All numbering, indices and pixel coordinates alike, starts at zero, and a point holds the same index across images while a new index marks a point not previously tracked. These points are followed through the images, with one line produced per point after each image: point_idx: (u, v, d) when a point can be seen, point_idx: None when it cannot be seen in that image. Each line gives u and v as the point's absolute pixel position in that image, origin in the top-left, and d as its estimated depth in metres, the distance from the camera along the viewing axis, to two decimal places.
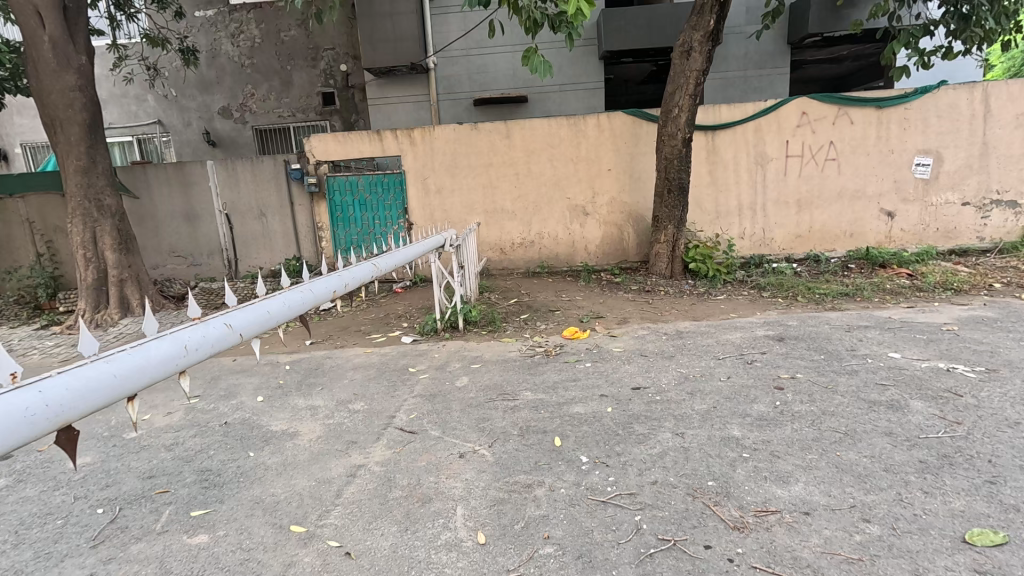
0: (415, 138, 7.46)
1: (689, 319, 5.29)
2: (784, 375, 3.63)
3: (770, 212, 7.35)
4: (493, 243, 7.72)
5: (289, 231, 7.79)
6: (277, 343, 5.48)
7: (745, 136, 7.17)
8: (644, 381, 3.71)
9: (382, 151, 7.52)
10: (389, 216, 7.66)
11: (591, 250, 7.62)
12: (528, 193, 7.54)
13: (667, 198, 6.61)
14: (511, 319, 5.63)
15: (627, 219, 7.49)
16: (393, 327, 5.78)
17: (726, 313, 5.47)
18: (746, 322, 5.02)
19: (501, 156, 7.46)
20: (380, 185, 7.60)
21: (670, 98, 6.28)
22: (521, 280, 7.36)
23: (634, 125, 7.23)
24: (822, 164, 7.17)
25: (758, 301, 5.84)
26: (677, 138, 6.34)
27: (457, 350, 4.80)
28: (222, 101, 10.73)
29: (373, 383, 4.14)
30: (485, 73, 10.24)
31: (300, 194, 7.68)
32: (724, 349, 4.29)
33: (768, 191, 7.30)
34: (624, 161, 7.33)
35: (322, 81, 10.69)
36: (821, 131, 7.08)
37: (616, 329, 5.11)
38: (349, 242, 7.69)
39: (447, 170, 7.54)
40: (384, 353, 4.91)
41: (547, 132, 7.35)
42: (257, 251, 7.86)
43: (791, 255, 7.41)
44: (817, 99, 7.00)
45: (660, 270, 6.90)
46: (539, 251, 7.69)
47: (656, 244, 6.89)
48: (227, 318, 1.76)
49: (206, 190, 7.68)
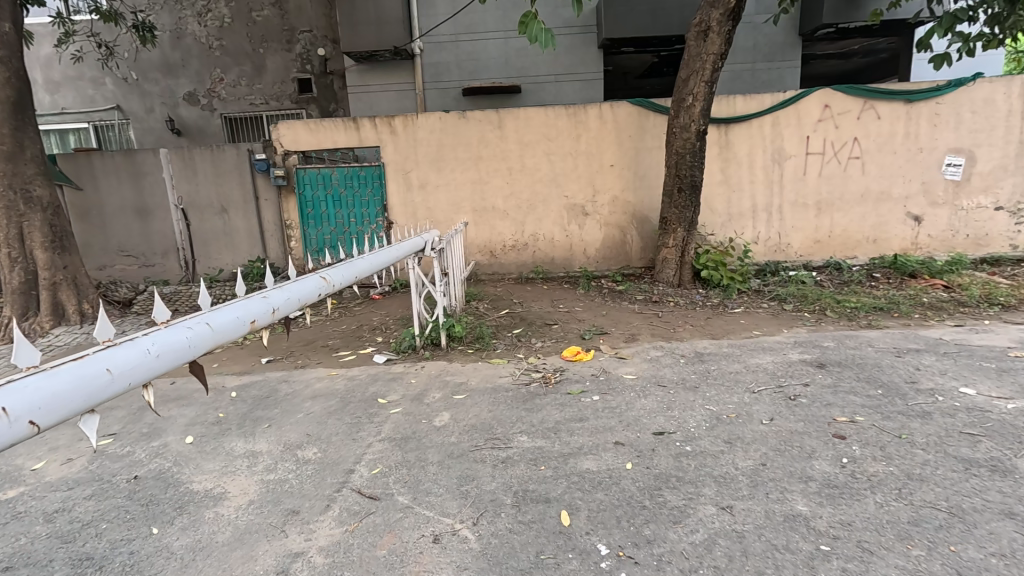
0: (396, 126, 6.68)
1: (707, 338, 4.59)
2: (842, 417, 2.94)
3: (788, 215, 6.69)
4: (482, 245, 6.97)
5: (254, 229, 6.97)
6: (228, 361, 4.69)
7: (761, 131, 6.50)
8: (668, 424, 3.00)
9: (358, 141, 6.72)
10: (367, 214, 6.88)
11: (590, 254, 6.91)
12: (521, 191, 6.81)
13: (677, 197, 5.91)
14: (502, 335, 4.89)
15: (630, 220, 6.79)
16: (366, 342, 5.02)
17: (747, 329, 4.79)
18: (774, 343, 4.33)
19: (493, 149, 6.72)
20: (357, 179, 6.81)
21: (683, 86, 5.57)
22: (513, 287, 6.63)
23: (640, 117, 6.53)
24: (844, 163, 6.53)
25: (781, 316, 5.17)
26: (690, 130, 5.64)
27: (437, 374, 4.05)
28: (188, 86, 9.87)
29: (332, 419, 3.37)
30: (475, 60, 9.48)
31: (266, 187, 6.86)
32: (758, 378, 3.59)
33: (786, 191, 6.63)
34: (628, 157, 6.63)
35: (298, 66, 9.85)
36: (845, 126, 6.44)
37: (624, 348, 4.39)
38: (321, 242, 6.90)
39: (431, 163, 6.77)
40: (351, 377, 4.14)
41: (544, 123, 6.62)
42: (217, 251, 7.02)
43: (810, 262, 6.76)
44: (842, 91, 6.34)
45: (667, 278, 6.21)
46: (532, 254, 6.96)
47: (663, 248, 6.21)
48: (13, 392, 1.05)
49: (159, 181, 6.83)
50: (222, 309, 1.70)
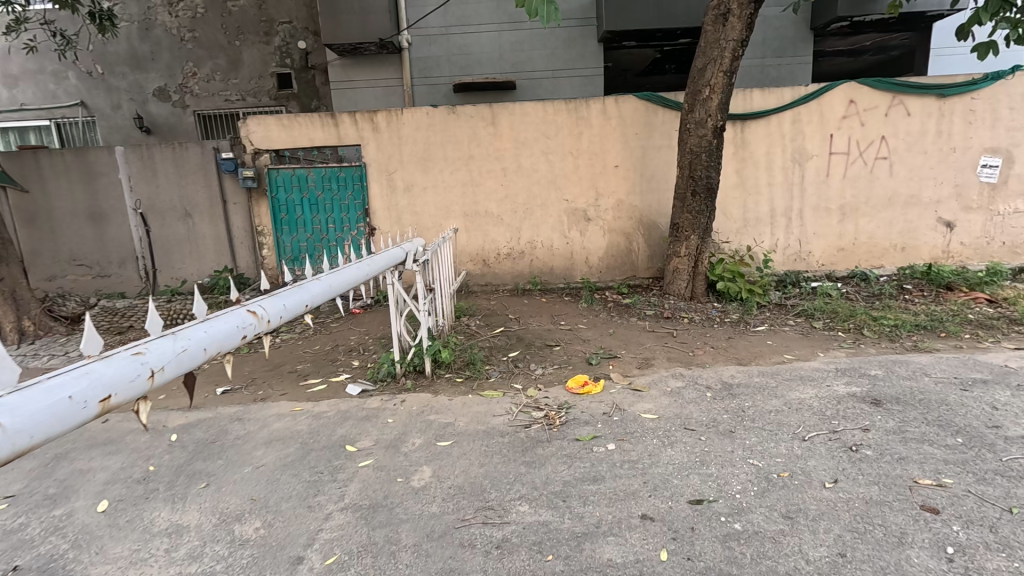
0: (379, 122, 6.05)
1: (733, 364, 3.98)
2: (924, 479, 2.34)
3: (808, 221, 6.12)
4: (474, 253, 6.34)
5: (221, 236, 6.29)
6: (177, 392, 4.03)
7: (780, 129, 5.93)
8: (705, 488, 2.39)
9: (337, 138, 6.07)
10: (346, 219, 6.23)
11: (592, 263, 6.30)
12: (516, 194, 6.19)
13: (690, 201, 5.32)
14: (496, 359, 4.27)
15: (636, 226, 6.19)
16: (340, 368, 4.38)
17: (777, 352, 4.18)
18: (812, 371, 3.73)
19: (486, 148, 6.10)
20: (335, 181, 6.15)
21: (699, 76, 4.99)
22: (508, 300, 6.02)
23: (648, 112, 5.93)
24: (870, 164, 5.96)
25: (813, 336, 4.57)
26: (706, 126, 5.04)
27: (420, 411, 3.42)
28: (158, 81, 9.20)
29: (286, 475, 2.73)
30: (467, 55, 8.87)
31: (234, 190, 6.20)
32: (805, 420, 2.98)
33: (807, 195, 6.06)
34: (634, 157, 6.03)
35: (277, 60, 9.19)
36: (872, 123, 5.87)
37: (638, 377, 3.77)
38: (296, 250, 6.26)
39: (418, 163, 6.14)
40: (318, 414, 3.50)
41: (542, 119, 6.01)
42: (181, 259, 6.34)
43: (833, 272, 6.19)
44: (869, 85, 5.78)
45: (678, 290, 5.62)
46: (530, 263, 6.34)
47: (673, 257, 5.61)
48: None
49: (115, 182, 6.15)
50: (23, 395, 1.08)
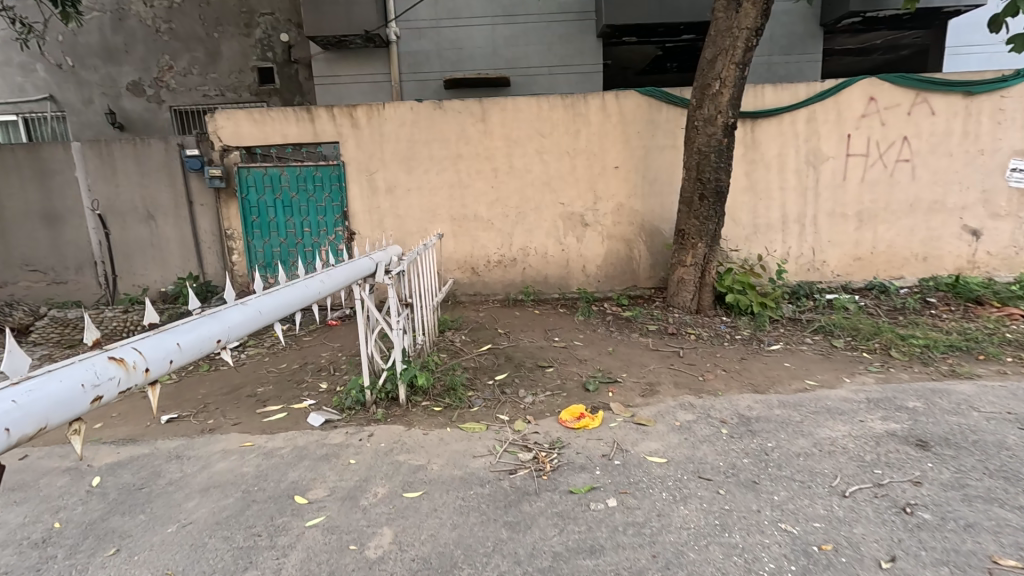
0: (359, 118, 5.56)
1: (748, 392, 3.50)
2: (1006, 559, 1.87)
3: (823, 227, 5.67)
4: (462, 260, 5.85)
5: (187, 239, 5.79)
6: (116, 420, 3.54)
7: (793, 129, 5.48)
8: (729, 566, 1.92)
9: (313, 135, 5.59)
10: (323, 222, 5.75)
11: (590, 271, 5.83)
12: (508, 196, 5.72)
13: (697, 205, 4.85)
14: (480, 383, 3.78)
15: (637, 232, 5.73)
16: (305, 391, 3.89)
17: (797, 377, 3.71)
18: (840, 402, 3.26)
19: (474, 147, 5.63)
20: (311, 181, 5.66)
21: (709, 68, 4.52)
22: (498, 312, 5.54)
23: (650, 109, 5.47)
24: (891, 167, 5.51)
25: (834, 356, 4.10)
26: (716, 124, 4.57)
27: (388, 451, 2.94)
28: (132, 74, 8.71)
29: (216, 538, 2.24)
30: (459, 49, 8.41)
31: (201, 190, 5.70)
32: (841, 468, 2.51)
33: (822, 199, 5.61)
34: (635, 157, 5.57)
35: (258, 54, 8.70)
36: (893, 123, 5.42)
37: (641, 409, 3.29)
38: (268, 255, 5.77)
39: (402, 163, 5.66)
40: (270, 452, 3.01)
41: (536, 116, 5.54)
42: (143, 265, 5.84)
43: (849, 283, 5.73)
44: (890, 81, 5.33)
45: (684, 303, 5.17)
46: (522, 271, 5.86)
47: (678, 267, 5.15)
48: None
49: (71, 181, 5.66)
50: None
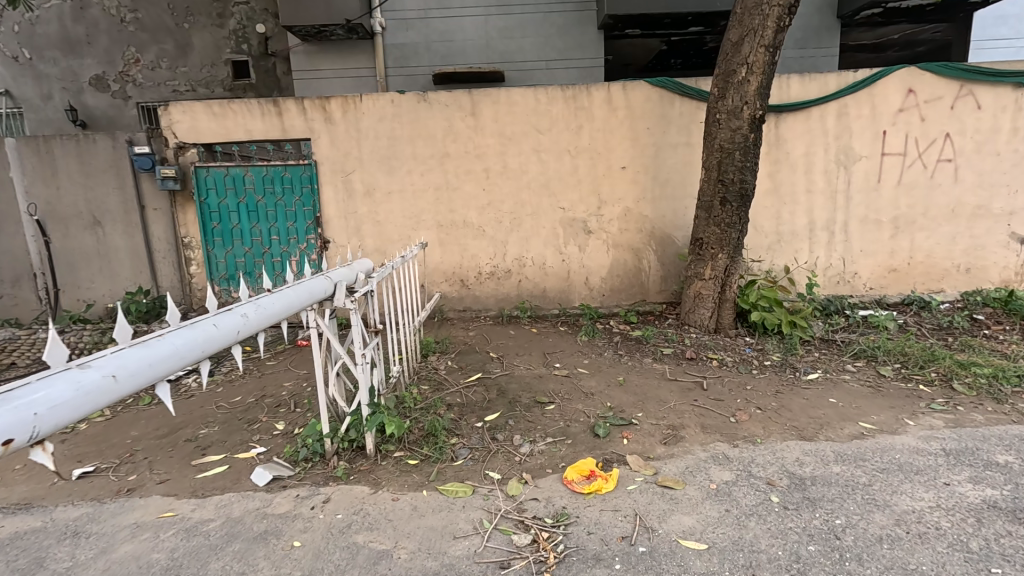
0: (333, 111, 4.92)
1: (794, 439, 2.86)
2: None
3: (854, 236, 5.06)
4: (450, 272, 5.21)
5: (138, 249, 5.12)
6: (17, 476, 2.88)
7: (822, 124, 4.88)
8: None
9: (281, 131, 4.94)
10: (293, 229, 5.10)
11: (593, 284, 5.20)
12: (501, 201, 5.08)
13: (719, 210, 4.23)
14: (468, 425, 3.13)
15: (647, 240, 5.10)
16: (257, 434, 3.24)
17: (848, 418, 3.08)
18: (911, 456, 2.63)
19: (464, 144, 4.99)
20: (279, 183, 5.02)
21: (734, 52, 3.91)
22: (490, 331, 4.89)
23: (662, 102, 4.86)
24: (931, 167, 4.91)
25: (886, 389, 3.48)
26: (741, 117, 3.96)
27: (345, 528, 2.29)
28: (95, 68, 8.04)
29: None
30: (449, 42, 7.79)
31: (154, 193, 5.04)
32: (944, 564, 1.88)
33: (853, 204, 5.00)
34: (644, 157, 4.95)
35: (232, 46, 8.05)
36: (934, 118, 4.82)
37: (666, 465, 2.66)
38: (232, 266, 5.12)
39: (381, 162, 5.02)
40: (194, 528, 2.35)
41: (533, 109, 4.92)
42: (89, 277, 5.16)
43: (884, 297, 5.12)
44: (932, 70, 4.74)
45: (701, 321, 4.58)
46: (517, 284, 5.22)
47: (695, 280, 4.54)
48: None
49: (6, 183, 4.99)
50: None
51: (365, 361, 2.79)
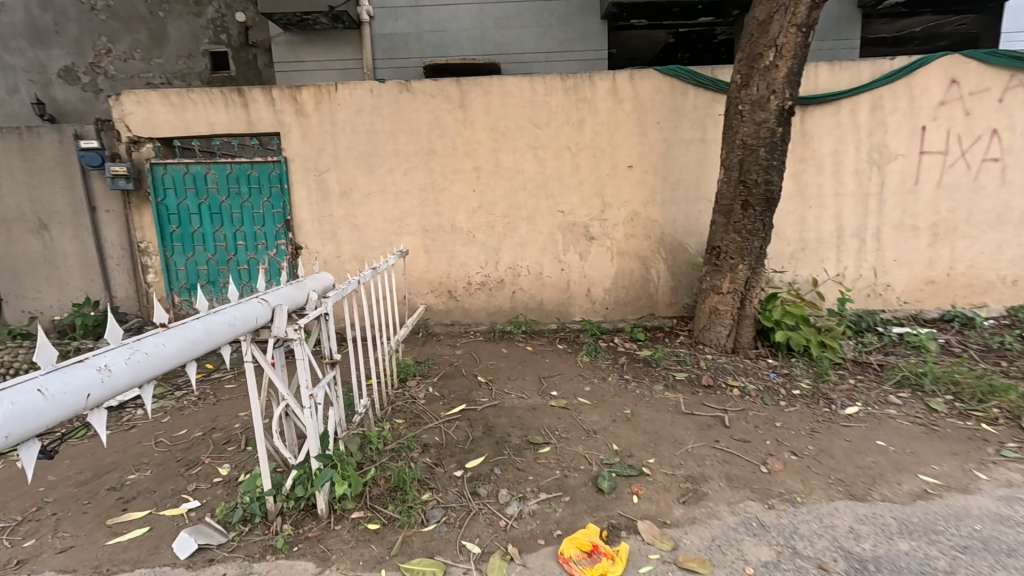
0: (304, 103, 4.40)
1: (843, 500, 2.33)
2: None
3: (888, 244, 4.53)
4: (436, 281, 4.68)
5: (88, 256, 4.60)
6: None
7: (853, 119, 4.35)
8: None
9: (247, 124, 4.42)
10: (261, 234, 4.59)
11: (595, 296, 4.67)
12: (493, 203, 4.56)
13: (739, 216, 3.71)
14: (445, 475, 2.61)
15: (656, 248, 4.57)
16: (193, 481, 2.71)
17: (904, 469, 2.55)
18: (997, 529, 2.10)
19: (451, 140, 4.47)
20: (245, 182, 4.49)
21: (761, 33, 3.38)
22: (479, 350, 4.36)
23: (673, 93, 4.33)
24: (975, 167, 4.38)
25: (944, 429, 2.94)
26: (768, 108, 3.43)
27: None
28: (63, 59, 7.54)
29: None
30: (441, 32, 7.27)
31: (107, 193, 4.53)
32: None
33: (886, 208, 4.47)
34: (653, 155, 4.43)
35: (210, 36, 7.54)
36: (980, 111, 4.29)
37: (687, 536, 2.13)
38: (193, 274, 4.62)
39: (360, 160, 4.50)
40: None
41: (528, 101, 4.39)
42: (35, 286, 4.65)
43: (921, 312, 4.58)
44: (979, 58, 4.20)
45: (717, 340, 4.05)
46: (511, 295, 4.70)
47: (711, 294, 4.02)
48: None
49: None
50: None
51: (312, 404, 2.24)
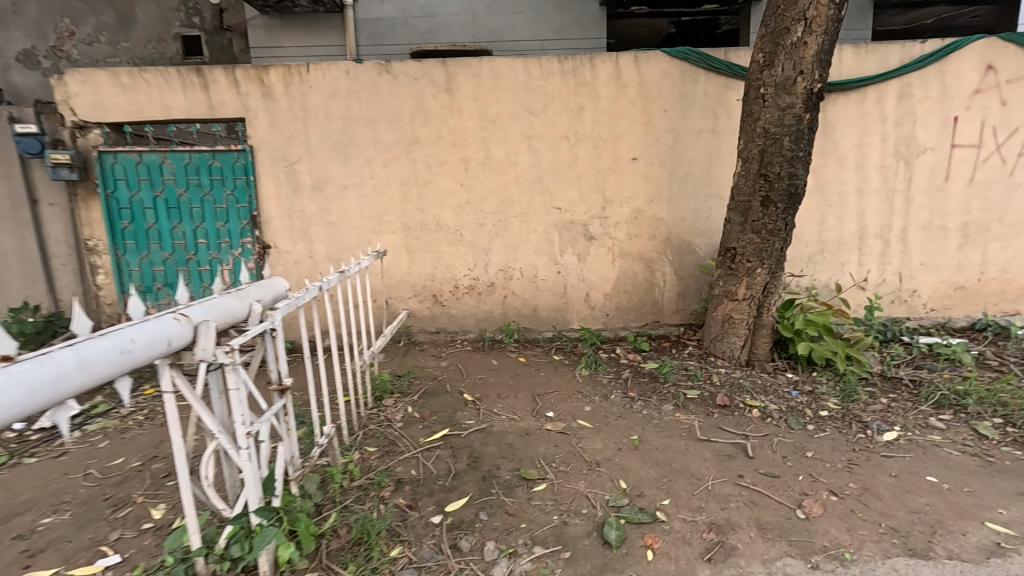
0: (272, 85, 3.94)
1: (902, 558, 1.92)
2: None
3: (914, 246, 4.14)
4: (420, 285, 4.24)
5: (30, 255, 4.13)
6: None
7: (879, 109, 3.95)
8: None
9: (207, 109, 3.95)
10: (224, 231, 4.12)
11: (595, 301, 4.25)
12: (482, 199, 4.12)
13: (759, 213, 3.29)
14: (420, 522, 2.17)
15: (662, 249, 4.16)
16: (118, 528, 2.26)
17: (965, 515, 2.15)
18: None
19: (436, 128, 4.02)
20: (205, 172, 4.02)
21: (788, 3, 2.96)
22: (466, 361, 3.92)
23: (682, 78, 3.91)
24: (1011, 163, 4.00)
25: (1001, 462, 2.55)
26: (794, 92, 3.02)
27: None
28: (23, 41, 7.02)
29: None
30: (430, 17, 6.82)
31: (50, 184, 4.06)
32: None
33: (913, 207, 4.09)
34: (660, 146, 4.01)
35: (182, 19, 7.03)
36: (1018, 101, 3.90)
37: None
38: (149, 276, 4.15)
39: (334, 150, 4.05)
40: None
41: (522, 85, 3.96)
42: None
43: (949, 321, 4.20)
44: (1018, 41, 3.81)
45: (731, 352, 3.64)
46: (502, 300, 4.27)
47: (725, 301, 3.60)
48: None
49: None
50: None
51: (251, 444, 1.79)
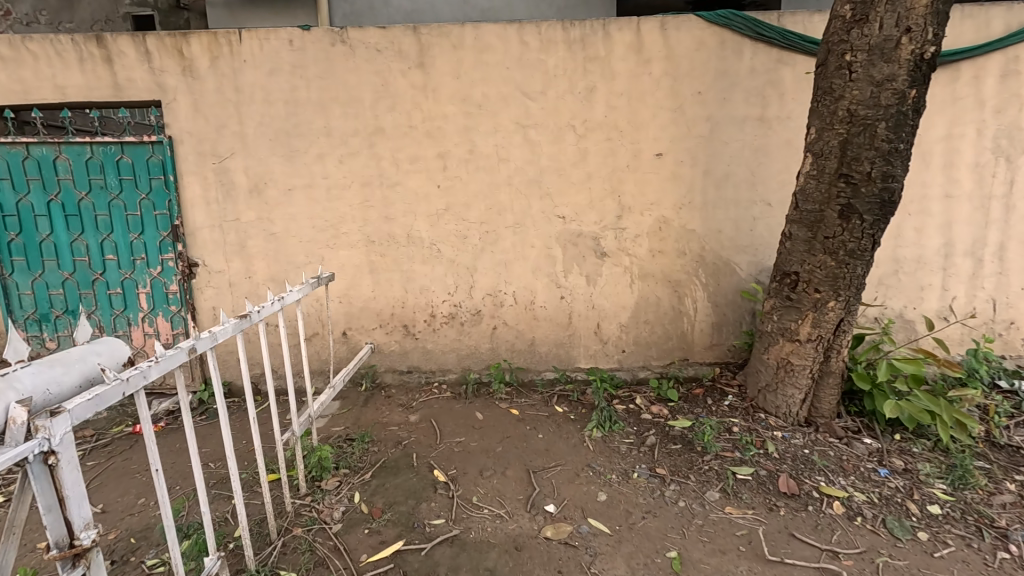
0: (195, 58, 3.07)
1: None
2: None
3: (1014, 266, 3.25)
4: (387, 313, 3.37)
5: None
6: None
7: (976, 90, 3.07)
8: None
9: (112, 88, 3.09)
10: (137, 244, 3.24)
11: (608, 335, 3.38)
12: (466, 205, 3.25)
13: (837, 227, 2.41)
14: None
15: (693, 269, 3.28)
16: None
17: None
18: None
19: (406, 115, 3.15)
20: (111, 170, 3.14)
21: None
22: (443, 415, 3.05)
23: (723, 49, 3.03)
24: None
25: None
26: (897, 57, 2.15)
27: None
28: None
29: None
30: None
31: None
32: None
33: (1016, 216, 3.20)
34: (692, 138, 3.13)
35: None
36: None
37: None
38: (43, 300, 3.28)
39: (276, 142, 3.18)
40: None
41: (516, 58, 3.08)
42: None
43: None
44: None
45: (789, 409, 2.75)
46: (491, 332, 3.39)
47: (782, 341, 2.72)
48: None
49: None
50: None
51: None
